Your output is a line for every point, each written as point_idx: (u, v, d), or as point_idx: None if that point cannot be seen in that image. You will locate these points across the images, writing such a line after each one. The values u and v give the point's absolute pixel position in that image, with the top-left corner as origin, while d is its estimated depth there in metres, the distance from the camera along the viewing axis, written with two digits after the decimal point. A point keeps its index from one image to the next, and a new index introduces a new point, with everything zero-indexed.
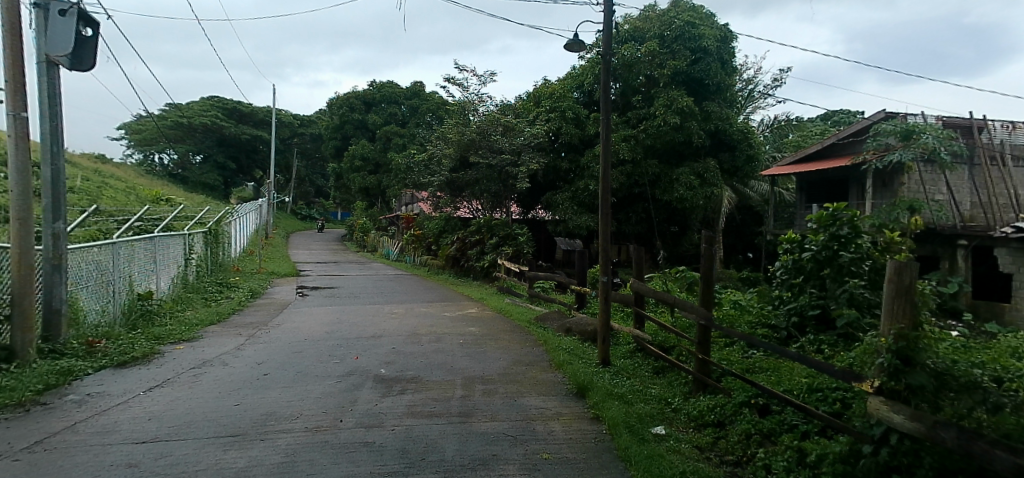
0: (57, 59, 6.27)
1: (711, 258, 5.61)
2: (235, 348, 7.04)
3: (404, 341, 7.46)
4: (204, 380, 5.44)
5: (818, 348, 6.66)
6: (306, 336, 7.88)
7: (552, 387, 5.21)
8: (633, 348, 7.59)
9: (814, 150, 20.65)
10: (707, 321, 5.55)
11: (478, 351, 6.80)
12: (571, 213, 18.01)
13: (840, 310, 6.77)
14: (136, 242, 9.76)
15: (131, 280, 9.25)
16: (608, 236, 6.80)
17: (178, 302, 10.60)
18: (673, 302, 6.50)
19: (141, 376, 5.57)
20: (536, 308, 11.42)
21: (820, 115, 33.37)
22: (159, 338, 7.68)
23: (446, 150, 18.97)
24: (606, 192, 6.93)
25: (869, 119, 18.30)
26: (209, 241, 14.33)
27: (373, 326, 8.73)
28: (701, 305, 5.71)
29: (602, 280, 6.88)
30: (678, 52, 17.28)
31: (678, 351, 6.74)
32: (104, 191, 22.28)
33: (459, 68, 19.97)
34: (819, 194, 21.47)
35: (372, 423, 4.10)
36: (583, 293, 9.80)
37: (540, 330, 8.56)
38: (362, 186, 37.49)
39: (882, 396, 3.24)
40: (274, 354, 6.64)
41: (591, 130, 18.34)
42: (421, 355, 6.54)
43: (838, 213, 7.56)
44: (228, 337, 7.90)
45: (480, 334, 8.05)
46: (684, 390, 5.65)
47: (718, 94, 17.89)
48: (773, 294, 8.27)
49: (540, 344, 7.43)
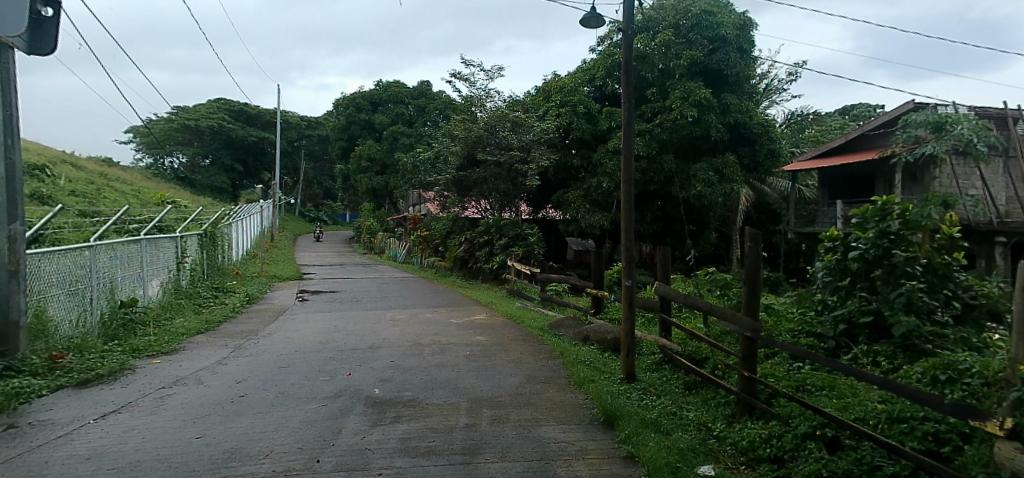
0: (11, 41, 5.61)
1: (756, 258, 4.79)
2: (216, 362, 6.32)
3: (405, 353, 6.72)
4: (170, 404, 4.71)
5: (873, 361, 5.87)
6: (298, 347, 7.16)
7: (572, 412, 4.44)
8: (659, 359, 6.83)
9: (837, 144, 19.78)
10: (754, 333, 4.75)
11: (486, 365, 6.03)
12: (584, 212, 17.19)
13: (897, 316, 5.98)
14: (119, 244, 9.05)
15: (112, 286, 8.51)
16: (630, 233, 6.02)
17: (166, 309, 9.88)
18: (706, 309, 5.72)
19: (101, 399, 4.84)
20: (550, 313, 10.65)
21: (840, 109, 32.23)
22: (138, 350, 6.97)
23: (453, 148, 18.29)
24: (627, 184, 6.10)
25: (897, 110, 17.34)
26: (205, 244, 13.64)
27: (372, 335, 8.01)
28: (744, 313, 4.91)
29: (625, 284, 6.08)
30: (694, 41, 16.48)
31: (713, 364, 5.99)
32: (105, 195, 21.77)
33: (465, 62, 19.29)
34: (844, 191, 20.56)
35: (354, 465, 3.36)
36: (602, 297, 9.03)
37: (555, 339, 7.79)
38: (370, 187, 36.88)
39: (1019, 441, 2.50)
40: (257, 370, 5.90)
41: (604, 125, 17.53)
42: (422, 370, 5.78)
43: (887, 207, 6.72)
44: (212, 348, 7.19)
45: (489, 344, 7.28)
46: (726, 413, 4.89)
47: (737, 86, 16.97)
48: (814, 297, 7.47)
49: (555, 356, 6.66)
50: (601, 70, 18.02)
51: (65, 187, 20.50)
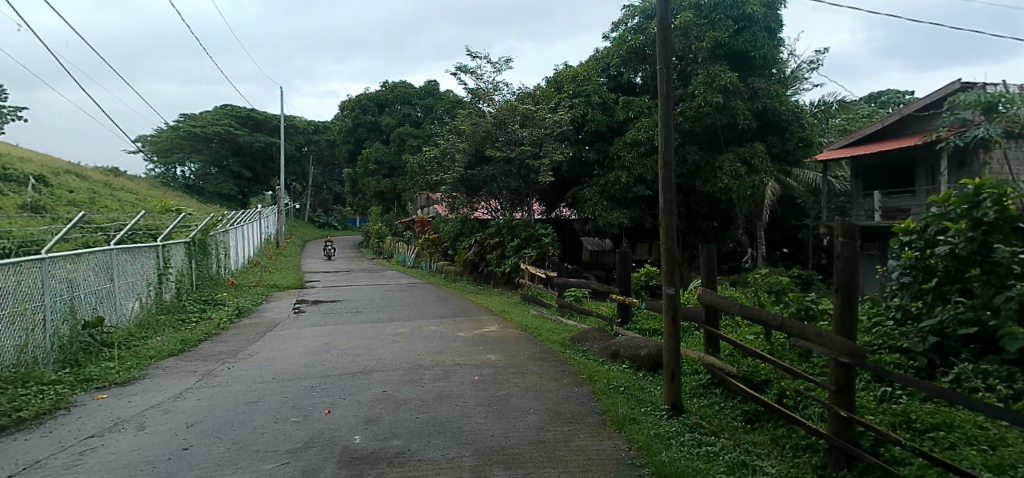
0: None
1: (852, 257, 3.60)
2: (173, 396, 5.22)
3: (402, 379, 5.62)
4: (89, 464, 3.63)
5: (985, 384, 4.68)
6: (277, 374, 6.05)
7: (614, 472, 3.30)
8: (706, 381, 5.71)
9: (872, 132, 18.49)
10: (853, 359, 3.55)
11: (498, 396, 4.90)
12: (600, 209, 15.96)
13: (1011, 328, 4.79)
14: (84, 255, 7.99)
15: (73, 304, 7.44)
16: (673, 229, 4.84)
17: (142, 328, 8.84)
18: (771, 323, 4.55)
19: (3, 458, 3.75)
20: (568, 321, 9.55)
21: (865, 96, 30.89)
22: (88, 381, 5.87)
23: (460, 145, 17.24)
24: (667, 169, 4.87)
25: (941, 91, 16.18)
26: (194, 253, 12.65)
27: (366, 356, 6.90)
28: (835, 332, 3.73)
29: (666, 293, 4.87)
30: (718, 22, 15.29)
31: (780, 390, 4.87)
32: (103, 203, 20.95)
33: (471, 54, 18.22)
34: (880, 181, 19.31)
35: None
36: (629, 305, 7.90)
37: (578, 356, 6.68)
38: (378, 190, 36.00)
39: None
40: (218, 408, 4.80)
41: (621, 115, 16.34)
42: (419, 406, 4.66)
43: (982, 192, 5.28)
44: (176, 376, 6.10)
45: (501, 366, 6.14)
46: (814, 464, 3.78)
47: (765, 69, 15.71)
48: (889, 302, 6.29)
49: (581, 380, 5.52)
50: (617, 58, 16.89)
51: (63, 197, 19.77)
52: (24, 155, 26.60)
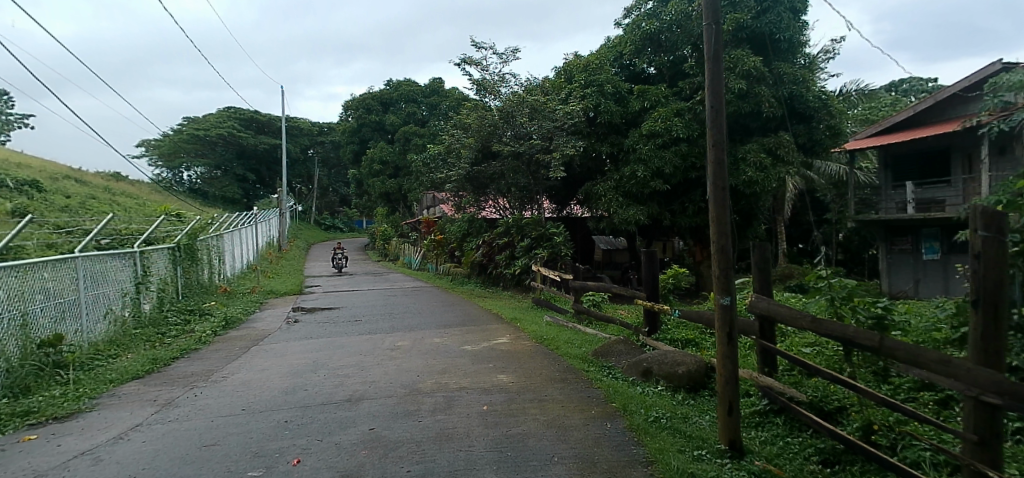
0: None
1: (999, 260, 2.58)
2: (115, 437, 4.27)
3: (397, 411, 4.66)
4: None
5: None
6: (250, 403, 5.11)
7: None
8: (762, 408, 4.73)
9: (902, 119, 17.48)
10: (1006, 400, 2.54)
11: (513, 438, 3.92)
12: (616, 206, 14.99)
13: None
14: (44, 265, 7.04)
15: (27, 321, 6.51)
16: (727, 225, 3.82)
17: (111, 348, 7.93)
18: (863, 340, 3.53)
19: None
20: (587, 328, 8.58)
21: (887, 85, 29.71)
22: (25, 415, 4.92)
23: (465, 141, 16.28)
24: (718, 148, 3.85)
25: (980, 73, 15.17)
26: (180, 259, 11.75)
27: (358, 378, 5.94)
28: (973, 361, 2.72)
29: (721, 303, 3.85)
30: (741, 3, 14.31)
31: (867, 425, 3.87)
32: (99, 209, 20.16)
33: (476, 44, 17.27)
34: (912, 170, 18.17)
35: None
36: (658, 312, 6.86)
37: (606, 375, 5.73)
38: (383, 191, 35.18)
39: None
40: (162, 456, 3.84)
41: (635, 105, 15.32)
42: (412, 452, 3.70)
43: None
44: (131, 407, 5.16)
45: (515, 391, 5.16)
46: None
47: (790, 53, 14.66)
48: None
49: (614, 412, 4.50)
50: (631, 45, 15.88)
51: (56, 203, 18.96)
52: (24, 162, 25.97)
